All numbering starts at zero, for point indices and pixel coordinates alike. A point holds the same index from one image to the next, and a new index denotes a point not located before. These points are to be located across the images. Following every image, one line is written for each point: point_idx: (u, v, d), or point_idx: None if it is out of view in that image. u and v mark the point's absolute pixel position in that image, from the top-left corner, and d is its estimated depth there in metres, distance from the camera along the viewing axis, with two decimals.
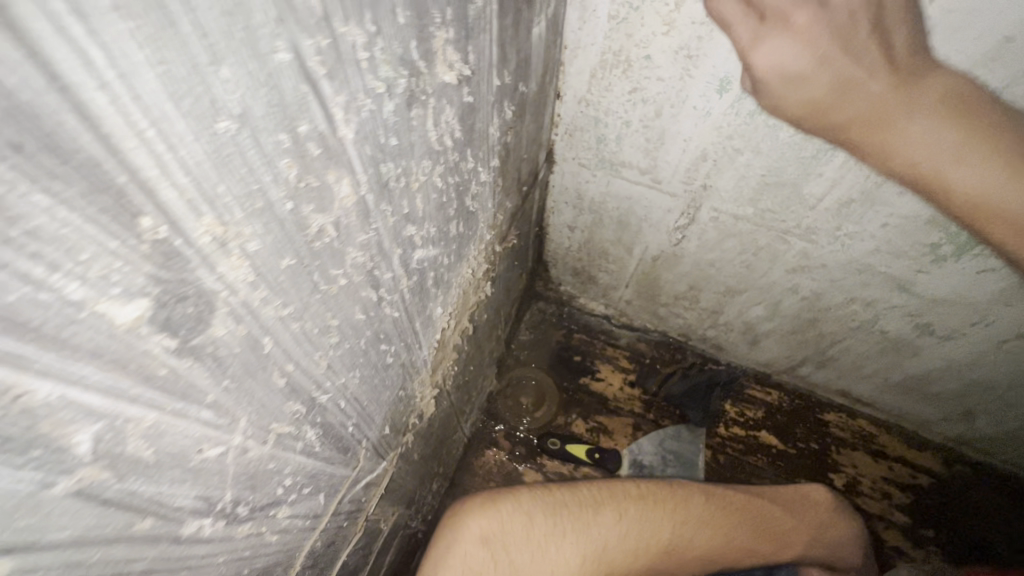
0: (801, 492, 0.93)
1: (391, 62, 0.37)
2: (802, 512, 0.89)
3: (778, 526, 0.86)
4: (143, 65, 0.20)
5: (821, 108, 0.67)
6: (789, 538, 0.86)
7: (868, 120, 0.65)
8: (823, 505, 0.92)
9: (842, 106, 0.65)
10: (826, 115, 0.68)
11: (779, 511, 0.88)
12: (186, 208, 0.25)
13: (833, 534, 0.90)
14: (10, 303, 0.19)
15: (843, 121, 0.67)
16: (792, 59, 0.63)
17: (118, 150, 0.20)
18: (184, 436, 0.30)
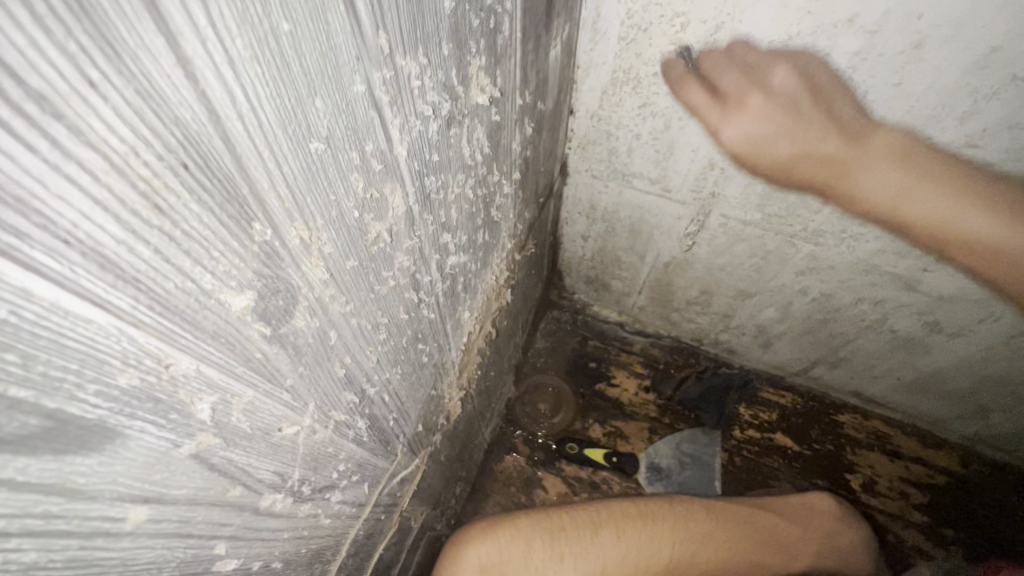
0: (809, 500, 0.93)
1: (437, 89, 0.42)
2: (810, 521, 0.90)
3: (786, 539, 0.86)
4: (266, 100, 0.25)
5: (790, 167, 0.83)
6: (795, 551, 0.87)
7: (835, 173, 0.80)
8: (833, 513, 0.92)
9: (807, 164, 0.81)
10: (795, 172, 0.83)
11: (787, 524, 0.87)
12: (285, 215, 0.30)
13: (844, 540, 0.91)
14: (169, 289, 0.24)
15: (811, 171, 0.81)
16: (755, 131, 0.79)
17: (244, 168, 0.25)
18: (269, 414, 0.35)
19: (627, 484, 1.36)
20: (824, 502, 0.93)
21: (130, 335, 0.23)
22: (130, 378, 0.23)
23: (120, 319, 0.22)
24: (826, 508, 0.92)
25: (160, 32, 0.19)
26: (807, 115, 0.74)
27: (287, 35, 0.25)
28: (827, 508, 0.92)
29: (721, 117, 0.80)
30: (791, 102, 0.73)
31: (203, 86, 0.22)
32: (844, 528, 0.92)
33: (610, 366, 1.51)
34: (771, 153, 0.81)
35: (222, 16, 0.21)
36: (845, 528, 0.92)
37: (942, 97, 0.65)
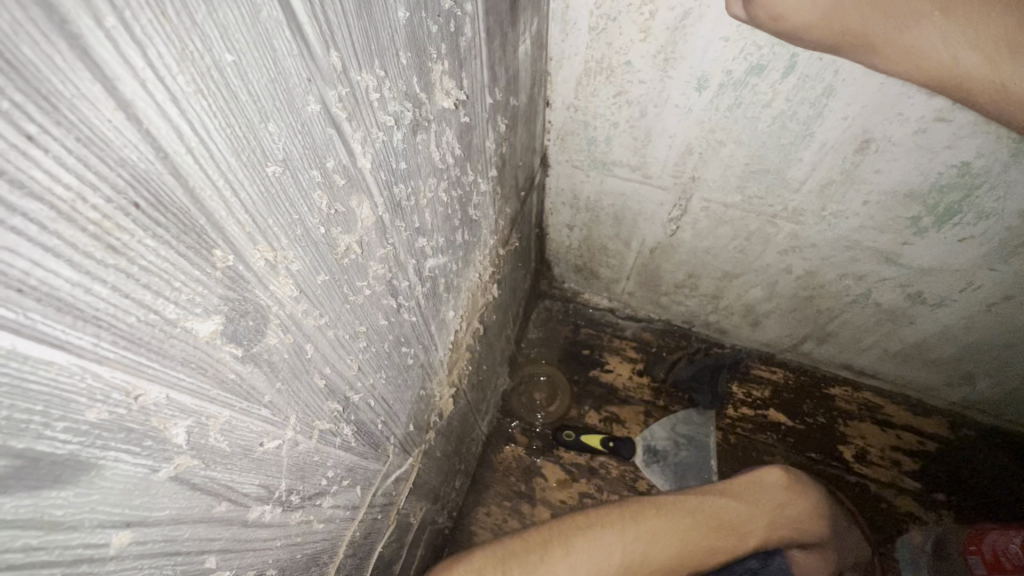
0: (755, 475, 0.92)
1: (398, 98, 0.42)
2: (758, 497, 0.89)
3: (736, 519, 0.86)
4: (214, 130, 0.26)
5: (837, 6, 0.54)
6: (747, 530, 0.87)
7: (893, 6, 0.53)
8: (782, 485, 0.91)
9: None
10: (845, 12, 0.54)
11: (734, 503, 0.87)
12: (246, 239, 0.30)
13: (795, 508, 0.91)
14: (132, 323, 0.24)
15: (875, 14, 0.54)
16: None
17: (198, 200, 0.26)
18: (249, 430, 0.36)
19: (624, 468, 1.37)
20: (773, 475, 0.92)
21: (94, 372, 0.23)
22: (100, 413, 0.24)
23: (83, 357, 0.22)
24: (775, 480, 0.91)
25: (97, 79, 0.20)
26: None
27: (230, 66, 0.26)
28: (776, 481, 0.91)
29: None
30: None
31: (146, 126, 0.22)
32: (795, 495, 0.91)
33: (602, 352, 1.53)
34: None
35: (160, 56, 0.22)
36: (796, 494, 0.91)
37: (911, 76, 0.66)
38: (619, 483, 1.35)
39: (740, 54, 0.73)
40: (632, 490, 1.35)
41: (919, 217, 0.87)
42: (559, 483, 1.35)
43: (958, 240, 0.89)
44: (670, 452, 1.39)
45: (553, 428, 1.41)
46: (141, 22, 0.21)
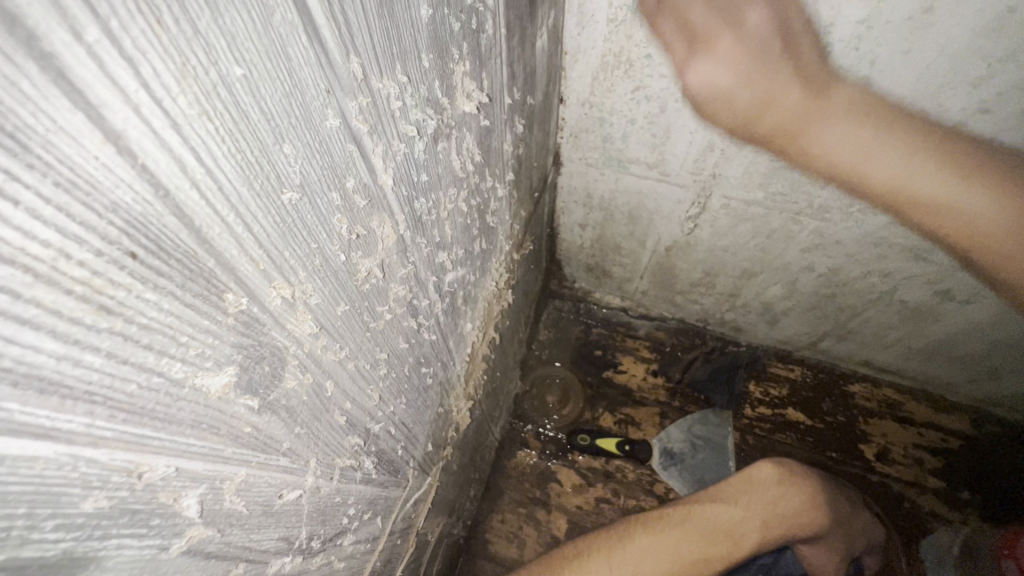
0: (746, 474, 0.88)
1: (420, 105, 0.38)
2: (749, 497, 0.85)
3: (724, 522, 0.83)
4: (222, 158, 0.22)
5: (756, 117, 0.67)
6: (738, 532, 0.83)
7: (796, 125, 0.65)
8: (775, 480, 0.87)
9: (774, 114, 0.65)
10: (760, 123, 0.67)
11: (721, 506, 0.84)
12: (261, 277, 0.26)
13: (793, 503, 0.86)
14: (132, 392, 0.21)
15: (780, 128, 0.67)
16: (716, 75, 0.64)
17: (205, 239, 0.22)
18: (267, 484, 0.32)
19: (641, 472, 1.34)
20: (764, 470, 0.88)
21: (89, 457, 0.19)
22: (98, 501, 0.20)
23: (75, 444, 0.19)
24: (766, 475, 0.87)
25: (78, 107, 0.16)
26: (772, 67, 0.61)
27: (240, 81, 0.21)
28: (768, 475, 0.87)
29: (684, 58, 0.67)
30: (758, 52, 0.60)
31: (142, 159, 0.18)
32: (791, 489, 0.87)
33: (615, 353, 1.49)
34: (732, 105, 0.67)
35: (157, 74, 0.18)
36: (791, 488, 0.87)
37: (952, 61, 0.61)
38: (636, 488, 1.32)
39: None
40: (649, 494, 1.31)
41: None
42: (575, 489, 1.32)
43: None
44: (687, 455, 1.35)
45: (567, 432, 1.37)
46: (131, 33, 0.17)
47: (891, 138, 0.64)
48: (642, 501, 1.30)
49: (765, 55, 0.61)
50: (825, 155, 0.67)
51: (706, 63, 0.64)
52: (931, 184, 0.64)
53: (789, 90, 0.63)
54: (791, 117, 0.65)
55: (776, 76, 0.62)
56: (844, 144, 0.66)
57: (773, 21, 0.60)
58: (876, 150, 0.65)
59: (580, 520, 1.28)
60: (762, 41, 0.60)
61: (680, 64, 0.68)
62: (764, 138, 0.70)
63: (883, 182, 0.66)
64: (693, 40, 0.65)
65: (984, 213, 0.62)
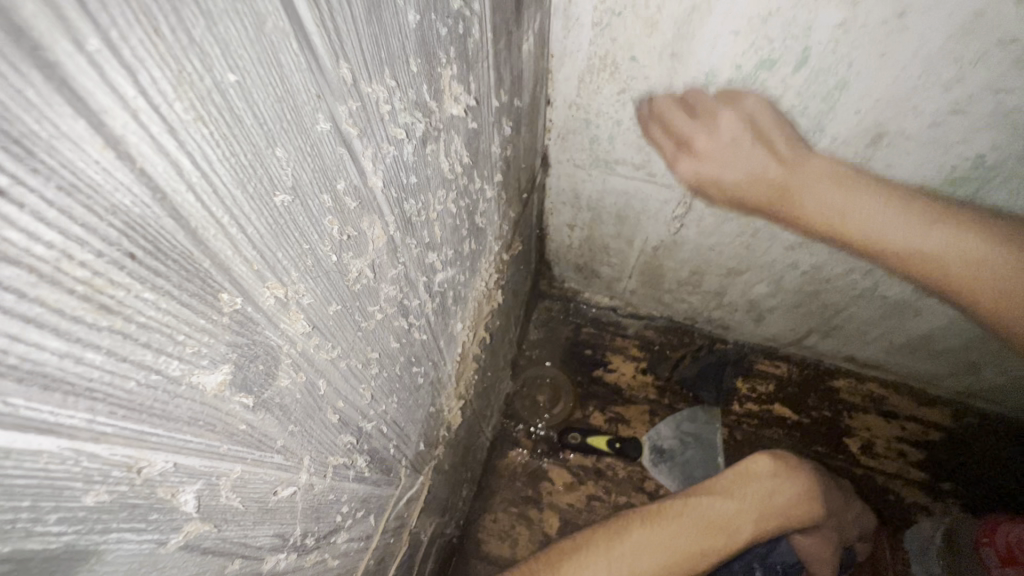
0: (743, 467, 0.90)
1: (408, 108, 0.39)
2: (744, 490, 0.87)
3: (723, 517, 0.84)
4: (218, 162, 0.23)
5: (742, 185, 0.91)
6: (737, 526, 0.84)
7: (784, 189, 0.87)
8: (771, 473, 0.89)
9: (754, 183, 0.90)
10: (747, 189, 0.91)
11: (716, 499, 0.85)
12: (254, 277, 0.27)
13: (788, 494, 0.88)
14: (131, 388, 0.21)
15: (765, 196, 0.91)
16: (704, 165, 0.90)
17: (201, 240, 0.23)
18: (262, 481, 0.33)
19: (631, 469, 1.35)
20: (761, 462, 0.90)
21: (90, 452, 0.20)
22: (98, 495, 0.21)
23: (77, 439, 0.19)
24: (762, 468, 0.89)
25: (79, 114, 0.16)
26: (766, 139, 0.81)
27: (233, 87, 0.22)
28: (765, 468, 0.89)
29: (698, 130, 0.84)
30: (755, 133, 0.81)
31: (141, 163, 0.19)
32: (786, 481, 0.88)
33: (605, 351, 1.50)
34: (720, 179, 0.91)
35: (154, 81, 0.19)
36: (785, 480, 0.88)
37: (924, 64, 0.64)
38: (626, 484, 1.33)
39: (751, 49, 0.70)
40: (640, 491, 1.33)
41: None
42: (567, 486, 1.33)
43: None
44: (677, 451, 1.37)
45: (559, 431, 1.38)
46: (130, 43, 0.17)
47: (882, 194, 0.81)
48: (633, 498, 1.32)
49: (757, 143, 0.82)
50: (811, 207, 0.89)
51: (698, 161, 0.89)
52: (919, 233, 0.83)
53: (765, 170, 0.86)
54: (777, 185, 0.88)
55: (751, 153, 0.84)
56: (837, 204, 0.86)
57: (754, 118, 0.79)
58: (870, 205, 0.83)
59: (572, 517, 1.29)
60: (753, 123, 0.79)
61: (682, 141, 0.87)
62: (756, 207, 0.94)
63: (875, 232, 0.87)
64: (698, 116, 0.82)
65: (957, 263, 0.83)
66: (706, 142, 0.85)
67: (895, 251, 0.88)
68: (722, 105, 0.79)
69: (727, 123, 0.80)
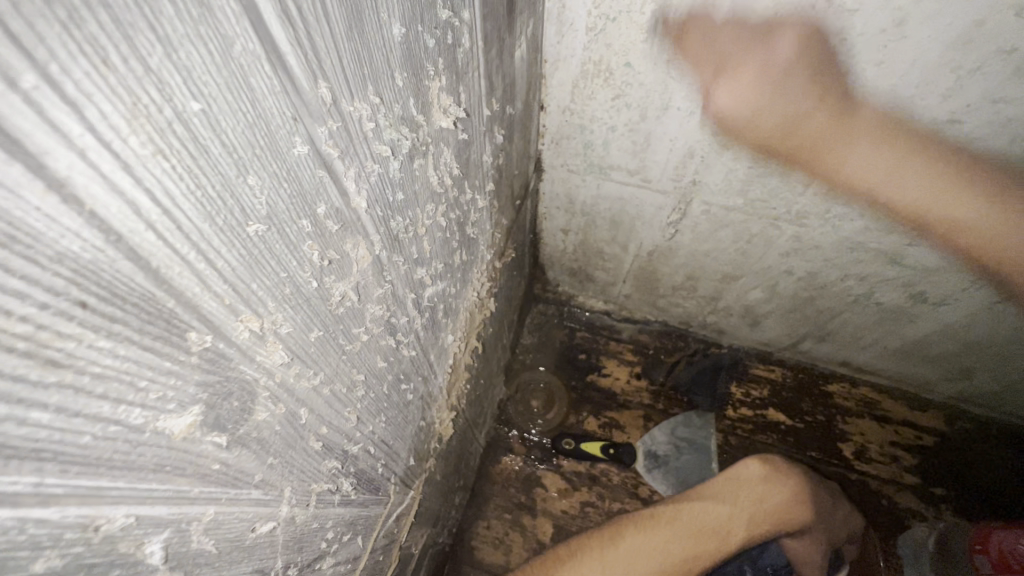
0: (731, 472, 0.90)
1: (394, 125, 0.38)
2: (735, 494, 0.86)
3: (714, 522, 0.83)
4: (181, 197, 0.21)
5: (771, 136, 0.78)
6: (727, 530, 0.83)
7: (814, 149, 0.77)
8: (760, 477, 0.88)
9: (794, 133, 0.76)
10: (776, 140, 0.79)
11: (709, 504, 0.85)
12: (226, 312, 0.26)
13: (779, 499, 0.87)
14: (86, 444, 0.20)
15: (792, 150, 0.79)
16: (743, 96, 0.74)
17: (164, 280, 0.21)
18: (239, 519, 0.31)
19: (625, 475, 1.34)
20: (751, 467, 0.89)
21: (38, 517, 0.18)
22: (49, 560, 0.19)
23: (23, 505, 0.18)
24: (753, 472, 0.89)
25: (14, 158, 0.15)
26: (816, 84, 0.68)
27: (199, 116, 0.21)
28: (753, 472, 0.88)
29: (714, 79, 0.74)
30: (812, 66, 0.66)
31: (90, 205, 0.17)
32: (776, 486, 0.88)
33: (599, 356, 1.49)
34: (756, 126, 0.77)
35: (105, 116, 0.17)
36: (776, 484, 0.88)
37: (925, 72, 0.62)
38: (620, 490, 1.32)
39: (746, 55, 0.69)
40: (634, 497, 1.32)
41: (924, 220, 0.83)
42: (560, 493, 1.32)
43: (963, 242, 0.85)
44: (671, 457, 1.36)
45: (552, 437, 1.37)
46: (73, 76, 0.16)
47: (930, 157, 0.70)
48: (626, 504, 1.31)
49: (809, 76, 0.68)
50: (842, 168, 0.79)
51: (736, 82, 0.72)
52: (947, 198, 0.76)
53: (813, 105, 0.71)
54: (816, 133, 0.75)
55: (801, 96, 0.70)
56: (863, 159, 0.76)
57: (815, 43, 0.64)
58: (902, 165, 0.75)
59: (566, 524, 1.28)
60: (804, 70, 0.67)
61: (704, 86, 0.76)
62: (774, 155, 0.81)
63: (901, 204, 0.81)
64: (717, 71, 0.72)
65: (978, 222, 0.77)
66: (750, 66, 0.69)
67: (913, 211, 0.81)
68: (777, 32, 0.64)
69: (784, 44, 0.65)
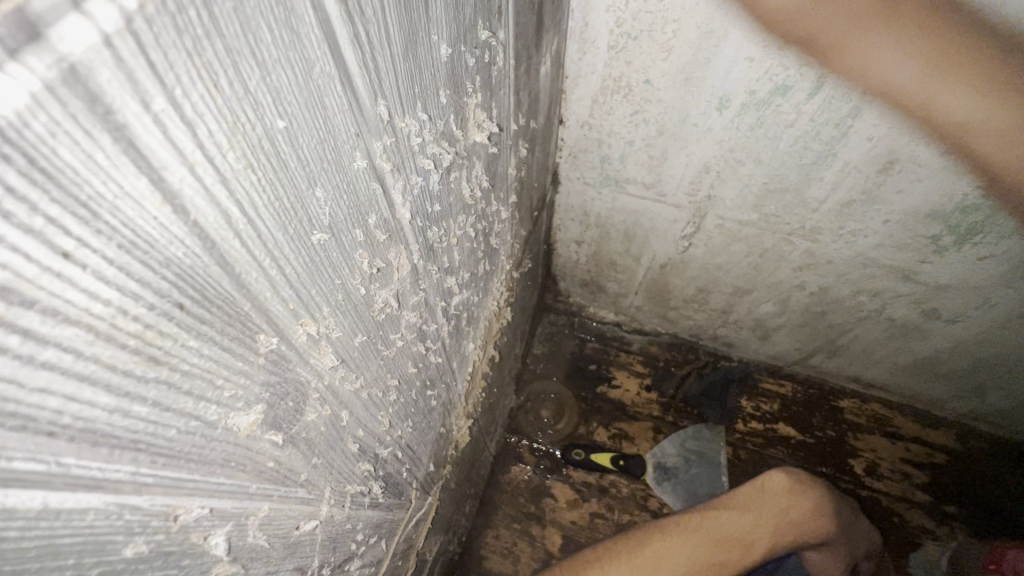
0: (756, 481, 0.90)
1: (437, 140, 0.39)
2: (760, 504, 0.87)
3: (738, 531, 0.85)
4: (262, 208, 0.22)
5: (793, 24, 0.63)
6: (752, 540, 0.85)
7: (840, 46, 0.63)
8: (785, 488, 0.89)
9: (814, 20, 0.62)
10: (801, 33, 0.64)
11: (735, 513, 0.86)
12: (290, 316, 0.27)
13: (802, 511, 0.88)
14: (171, 437, 0.21)
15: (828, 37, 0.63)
16: None
17: (244, 285, 0.23)
18: (287, 518, 0.32)
19: (635, 486, 1.34)
20: (777, 477, 0.90)
21: (132, 504, 0.20)
22: (137, 546, 0.21)
23: (121, 492, 0.19)
24: (777, 483, 0.90)
25: (142, 173, 0.16)
26: None
27: (282, 133, 0.22)
28: (779, 484, 0.89)
29: None
30: None
31: (194, 216, 0.19)
32: (800, 498, 0.89)
33: (609, 367, 1.49)
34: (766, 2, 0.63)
35: (211, 135, 0.19)
36: (800, 496, 0.89)
37: (935, 88, 0.64)
38: (630, 502, 1.32)
39: (766, 74, 0.70)
40: (643, 509, 1.32)
41: (939, 237, 0.83)
42: (569, 503, 1.32)
43: (976, 260, 0.86)
44: (680, 469, 1.36)
45: (562, 447, 1.37)
46: (192, 99, 0.17)
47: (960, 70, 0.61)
48: (636, 515, 1.31)
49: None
50: (879, 73, 0.64)
51: None
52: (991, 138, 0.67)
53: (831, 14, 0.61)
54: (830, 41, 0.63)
55: None
56: (903, 66, 0.63)
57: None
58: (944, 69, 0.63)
59: (574, 535, 1.28)
60: None
61: None
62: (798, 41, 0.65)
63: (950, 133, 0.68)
64: None
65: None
66: None
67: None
68: None
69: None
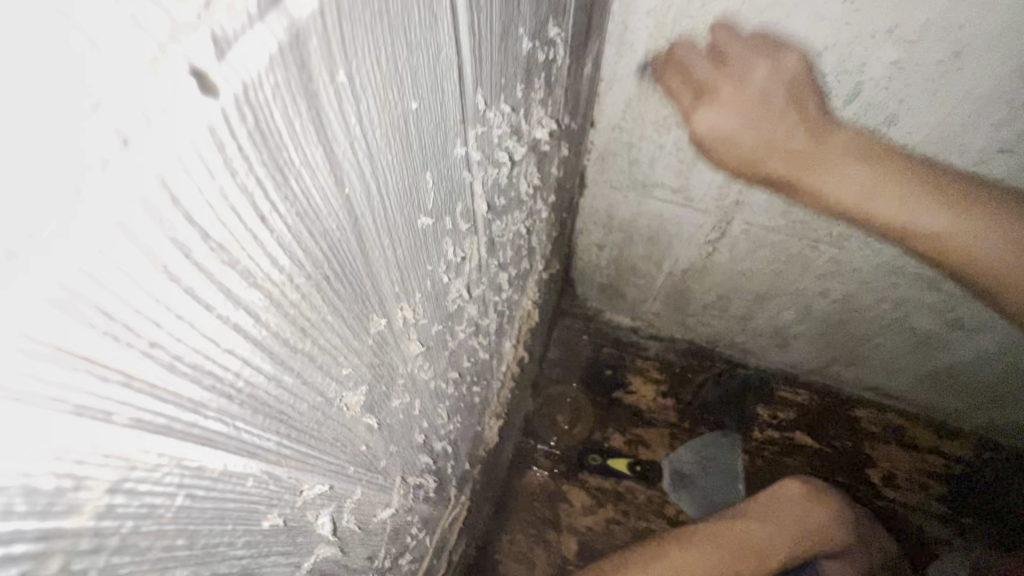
0: (772, 491, 0.90)
1: (511, 133, 0.40)
2: (777, 513, 0.87)
3: (755, 540, 0.84)
4: (393, 188, 0.23)
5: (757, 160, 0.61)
6: (769, 550, 0.84)
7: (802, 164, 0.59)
8: (801, 496, 0.89)
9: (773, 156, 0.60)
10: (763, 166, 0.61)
11: (752, 522, 0.85)
12: (394, 299, 0.27)
13: (820, 520, 0.87)
14: (304, 410, 0.22)
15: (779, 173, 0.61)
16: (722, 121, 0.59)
17: (370, 264, 0.23)
18: (372, 502, 0.33)
19: (652, 493, 1.34)
20: (793, 487, 0.90)
21: (275, 475, 0.22)
22: (274, 519, 0.23)
23: (268, 462, 0.21)
24: (793, 492, 0.89)
25: (321, 142, 0.17)
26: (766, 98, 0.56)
27: (415, 114, 0.23)
28: (795, 492, 0.89)
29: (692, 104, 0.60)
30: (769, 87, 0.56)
31: (347, 190, 0.20)
32: (817, 507, 0.88)
33: (625, 372, 1.46)
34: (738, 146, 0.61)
35: (369, 111, 0.19)
36: (818, 505, 0.88)
37: (973, 109, 0.53)
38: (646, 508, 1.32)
39: None
40: (659, 516, 1.32)
41: None
42: (586, 509, 1.31)
43: None
44: (697, 476, 1.34)
45: (579, 452, 1.36)
46: (363, 75, 0.18)
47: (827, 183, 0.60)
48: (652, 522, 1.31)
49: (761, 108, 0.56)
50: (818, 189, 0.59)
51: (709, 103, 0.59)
52: None
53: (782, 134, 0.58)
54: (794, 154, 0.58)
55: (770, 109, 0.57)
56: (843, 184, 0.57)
57: None
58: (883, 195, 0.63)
59: (591, 540, 1.28)
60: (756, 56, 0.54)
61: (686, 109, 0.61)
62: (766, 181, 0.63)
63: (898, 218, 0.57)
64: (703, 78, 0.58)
65: None
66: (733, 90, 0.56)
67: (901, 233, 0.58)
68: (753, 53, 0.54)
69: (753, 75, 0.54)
